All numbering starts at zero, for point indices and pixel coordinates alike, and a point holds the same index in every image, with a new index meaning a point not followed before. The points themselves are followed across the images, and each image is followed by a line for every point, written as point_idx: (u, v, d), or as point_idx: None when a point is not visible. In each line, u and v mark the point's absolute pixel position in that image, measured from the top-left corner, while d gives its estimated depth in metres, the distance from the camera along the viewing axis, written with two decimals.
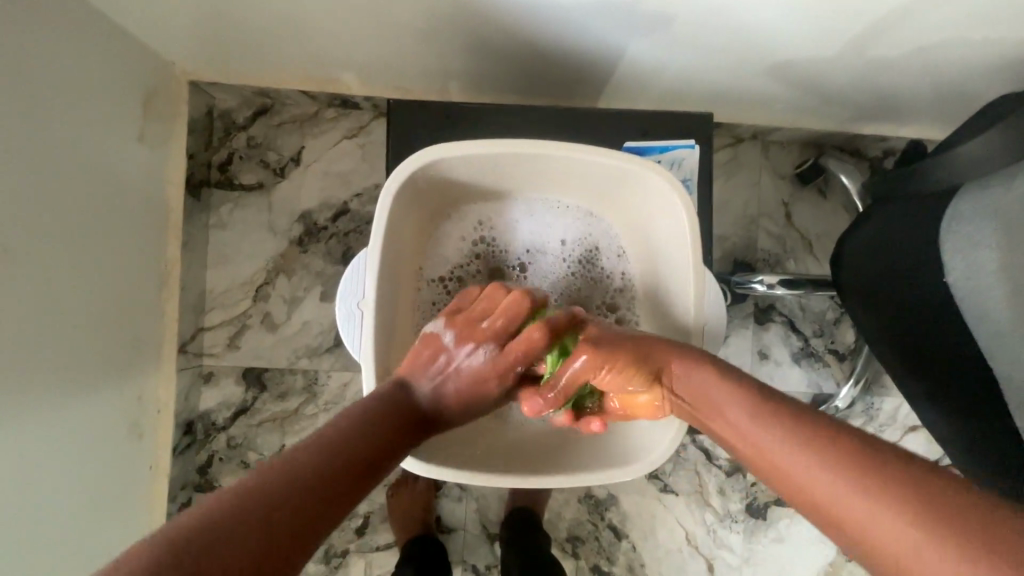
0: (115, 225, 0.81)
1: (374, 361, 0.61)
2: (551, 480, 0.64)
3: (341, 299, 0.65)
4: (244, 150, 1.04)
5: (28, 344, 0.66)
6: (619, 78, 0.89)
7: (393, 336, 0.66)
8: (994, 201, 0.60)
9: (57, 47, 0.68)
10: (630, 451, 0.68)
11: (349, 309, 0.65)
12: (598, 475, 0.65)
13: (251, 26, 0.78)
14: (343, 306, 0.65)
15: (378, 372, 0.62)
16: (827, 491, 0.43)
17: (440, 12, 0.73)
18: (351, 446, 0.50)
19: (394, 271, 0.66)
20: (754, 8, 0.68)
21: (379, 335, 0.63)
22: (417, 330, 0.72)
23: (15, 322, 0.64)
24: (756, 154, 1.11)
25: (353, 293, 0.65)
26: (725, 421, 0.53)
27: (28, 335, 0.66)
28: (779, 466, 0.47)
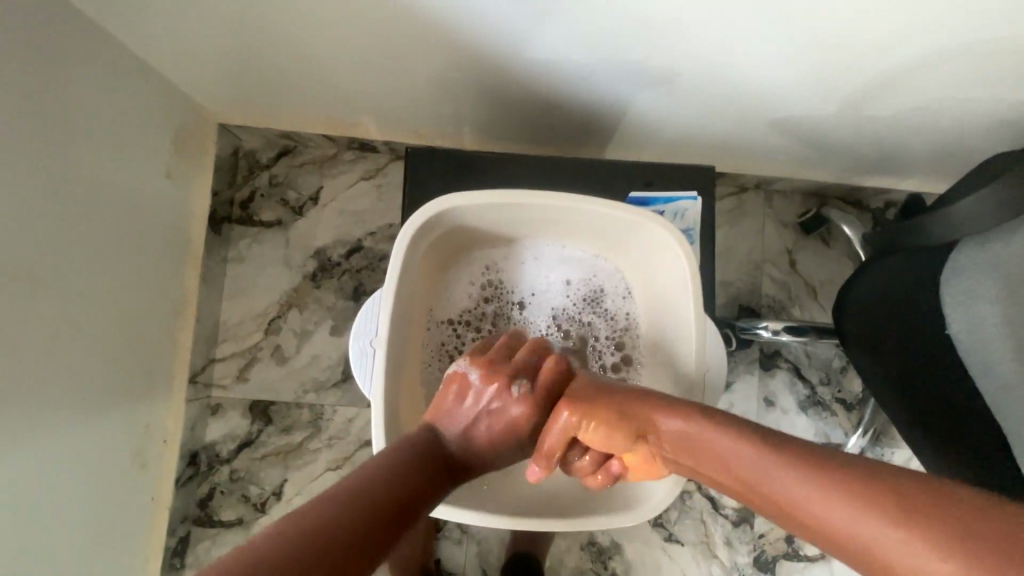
0: (137, 255, 0.85)
1: (384, 401, 0.62)
2: (556, 525, 0.63)
3: (356, 338, 0.67)
4: (266, 188, 1.08)
5: (35, 366, 0.67)
6: (625, 129, 0.93)
7: (403, 374, 0.67)
8: (994, 258, 0.63)
9: (92, 84, 0.72)
10: (630, 495, 0.68)
11: (362, 347, 0.67)
12: (601, 520, 0.64)
13: (278, 72, 0.83)
14: (357, 344, 0.67)
15: (388, 414, 0.63)
16: (868, 536, 0.40)
17: (457, 63, 0.77)
18: (369, 499, 0.45)
19: (407, 310, 0.68)
20: (750, 64, 0.72)
21: (390, 373, 0.64)
22: (426, 367, 0.73)
23: (24, 343, 0.65)
24: (760, 203, 1.14)
25: (365, 332, 0.67)
26: (734, 467, 0.50)
27: (35, 358, 0.67)
28: (804, 511, 0.44)
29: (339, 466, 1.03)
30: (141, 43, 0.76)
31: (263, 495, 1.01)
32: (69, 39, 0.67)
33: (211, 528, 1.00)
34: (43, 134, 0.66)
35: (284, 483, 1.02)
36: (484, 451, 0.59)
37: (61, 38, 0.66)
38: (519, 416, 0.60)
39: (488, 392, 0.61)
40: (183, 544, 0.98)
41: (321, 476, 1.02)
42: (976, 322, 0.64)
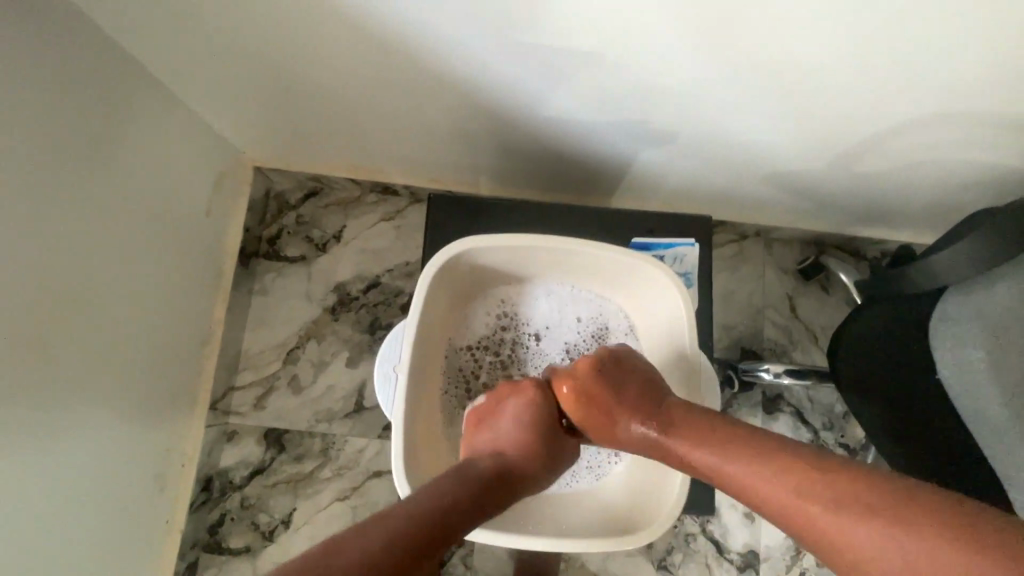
0: (173, 284, 0.91)
1: (403, 421, 0.66)
2: (561, 545, 0.65)
3: (379, 363, 0.72)
4: (293, 227, 1.15)
5: (73, 383, 0.72)
6: (630, 179, 0.99)
7: (421, 398, 0.71)
8: (978, 306, 0.68)
9: (150, 132, 0.81)
10: (635, 522, 0.70)
11: (385, 372, 0.72)
12: (607, 542, 0.65)
13: (314, 120, 0.91)
14: (380, 369, 0.72)
15: (406, 432, 0.67)
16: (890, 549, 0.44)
17: (475, 116, 0.85)
18: (409, 524, 0.46)
19: (428, 340, 0.73)
20: (744, 122, 0.79)
21: (410, 396, 0.68)
22: (441, 393, 0.77)
23: (66, 362, 0.71)
24: (761, 251, 1.18)
25: (389, 358, 0.72)
26: (760, 487, 0.53)
27: (73, 376, 0.72)
28: (835, 529, 0.47)
29: (347, 496, 1.05)
30: (193, 91, 0.85)
31: (272, 523, 1.03)
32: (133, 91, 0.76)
33: (220, 555, 1.01)
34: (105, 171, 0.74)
35: (293, 512, 1.04)
36: (520, 463, 0.61)
37: (127, 90, 0.75)
38: (531, 420, 0.66)
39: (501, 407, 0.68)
40: (190, 570, 1.00)
41: (329, 506, 1.04)
42: (969, 360, 0.68)
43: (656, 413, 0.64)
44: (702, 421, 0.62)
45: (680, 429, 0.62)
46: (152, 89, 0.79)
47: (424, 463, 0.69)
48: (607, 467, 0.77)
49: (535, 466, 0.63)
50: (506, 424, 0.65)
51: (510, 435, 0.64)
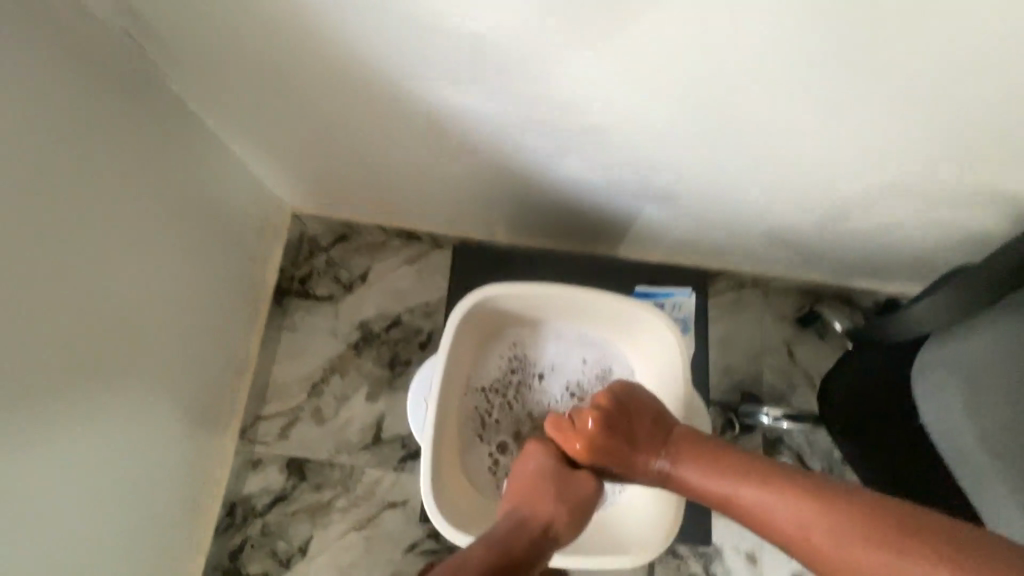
0: (217, 319, 1.00)
1: (431, 442, 0.74)
2: (564, 560, 0.73)
3: (413, 390, 0.83)
4: (322, 267, 1.23)
5: (129, 405, 0.80)
6: (635, 231, 1.08)
7: (445, 426, 0.79)
8: (954, 356, 0.74)
9: (209, 183, 0.91)
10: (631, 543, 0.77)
11: (417, 398, 0.83)
12: (605, 560, 0.73)
13: (350, 172, 1.02)
14: (413, 396, 0.82)
15: (433, 452, 0.74)
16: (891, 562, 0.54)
17: (495, 173, 0.95)
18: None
19: (453, 374, 0.81)
20: (737, 183, 0.87)
21: (437, 422, 0.76)
22: (460, 424, 0.83)
23: (125, 385, 0.78)
24: (760, 299, 1.25)
25: (422, 387, 0.83)
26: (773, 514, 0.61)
27: (129, 401, 0.80)
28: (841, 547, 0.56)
29: (363, 526, 1.09)
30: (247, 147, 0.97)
31: (290, 550, 1.07)
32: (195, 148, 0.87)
33: None
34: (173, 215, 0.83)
35: (310, 540, 1.08)
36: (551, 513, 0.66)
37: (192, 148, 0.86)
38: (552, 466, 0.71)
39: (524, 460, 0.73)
40: None
41: (345, 536, 1.09)
42: (948, 409, 0.72)
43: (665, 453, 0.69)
44: (707, 452, 0.69)
45: (691, 464, 0.68)
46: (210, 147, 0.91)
47: (446, 482, 0.76)
48: (608, 497, 0.83)
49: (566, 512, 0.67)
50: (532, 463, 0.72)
51: (537, 485, 0.69)
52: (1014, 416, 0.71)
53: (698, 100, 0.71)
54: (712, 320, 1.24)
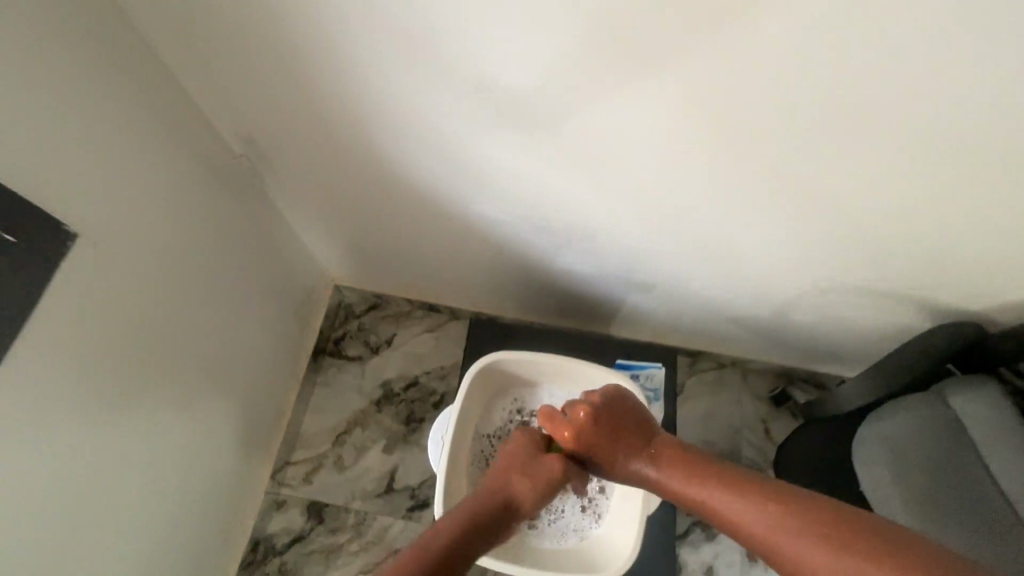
0: (264, 371, 1.18)
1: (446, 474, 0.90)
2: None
3: (435, 429, 1.00)
4: (355, 331, 1.42)
5: (189, 439, 0.96)
6: (624, 313, 1.26)
7: (457, 464, 0.94)
8: (884, 432, 0.91)
9: (276, 260, 1.13)
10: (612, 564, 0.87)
11: (437, 437, 0.99)
12: None
13: (387, 255, 1.24)
14: (434, 434, 1.00)
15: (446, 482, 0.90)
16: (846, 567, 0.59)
17: (507, 260, 1.15)
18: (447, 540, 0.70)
19: (466, 421, 0.97)
20: (704, 280, 1.06)
21: (450, 459, 0.93)
22: (470, 465, 0.97)
23: (189, 422, 0.95)
24: (738, 379, 1.39)
25: (442, 428, 1.00)
26: (747, 522, 0.68)
27: (191, 435, 0.97)
28: (800, 553, 0.63)
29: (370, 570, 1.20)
30: (308, 232, 1.19)
31: None
32: (271, 232, 1.10)
33: None
34: (247, 286, 1.05)
35: None
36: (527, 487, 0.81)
37: (269, 233, 1.09)
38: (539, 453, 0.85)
39: (517, 444, 0.86)
40: None
41: None
42: (879, 480, 0.88)
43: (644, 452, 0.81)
44: (688, 461, 0.78)
45: (670, 467, 0.78)
46: (280, 232, 1.13)
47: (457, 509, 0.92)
48: (589, 528, 0.91)
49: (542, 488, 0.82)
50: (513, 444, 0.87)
51: (522, 463, 0.83)
52: (936, 489, 0.84)
53: (659, 226, 0.92)
54: (696, 396, 1.39)
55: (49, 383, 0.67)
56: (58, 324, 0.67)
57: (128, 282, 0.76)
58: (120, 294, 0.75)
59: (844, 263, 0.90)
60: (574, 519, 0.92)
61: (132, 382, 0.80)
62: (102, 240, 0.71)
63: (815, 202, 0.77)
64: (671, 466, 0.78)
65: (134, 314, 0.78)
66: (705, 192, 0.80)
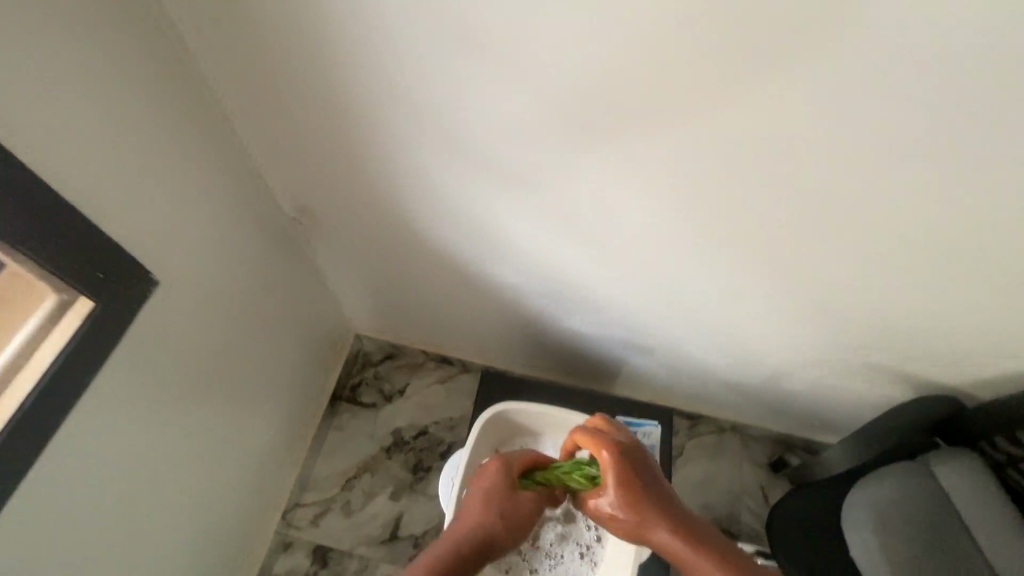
0: (288, 413, 1.25)
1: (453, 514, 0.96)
2: None
3: (445, 472, 1.07)
4: (370, 379, 1.50)
5: (219, 474, 1.03)
6: (627, 374, 1.33)
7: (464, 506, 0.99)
8: (873, 499, 0.94)
9: (308, 309, 1.24)
10: None
11: (446, 480, 1.06)
12: None
13: (410, 310, 1.34)
14: (444, 477, 1.06)
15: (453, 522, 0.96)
16: None
17: (519, 319, 1.25)
18: None
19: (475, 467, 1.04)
20: (701, 346, 1.13)
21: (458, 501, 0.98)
22: None
23: (220, 458, 1.03)
24: (737, 444, 1.44)
25: (451, 472, 1.06)
26: None
27: (221, 471, 1.04)
28: None
29: None
30: (339, 285, 1.30)
31: None
32: (307, 283, 1.21)
33: None
34: (283, 333, 1.14)
35: None
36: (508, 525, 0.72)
37: (305, 285, 1.20)
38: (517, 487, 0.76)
39: (496, 471, 0.77)
40: None
41: None
42: (867, 546, 0.90)
43: (647, 495, 0.69)
44: (690, 523, 0.69)
45: (672, 522, 0.68)
46: (315, 284, 1.24)
47: None
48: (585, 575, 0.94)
49: (520, 524, 0.74)
50: (491, 472, 0.77)
51: (502, 496, 0.74)
52: (920, 556, 0.86)
53: (653, 295, 1.02)
54: (695, 459, 1.43)
55: (128, 424, 0.76)
56: (145, 364, 0.77)
57: (194, 326, 0.86)
58: (187, 338, 0.85)
59: (831, 338, 0.98)
60: (571, 565, 0.94)
61: (184, 423, 0.89)
62: (182, 289, 0.82)
63: (797, 282, 0.87)
64: (671, 523, 0.68)
65: (194, 355, 0.87)
66: (701, 265, 0.90)
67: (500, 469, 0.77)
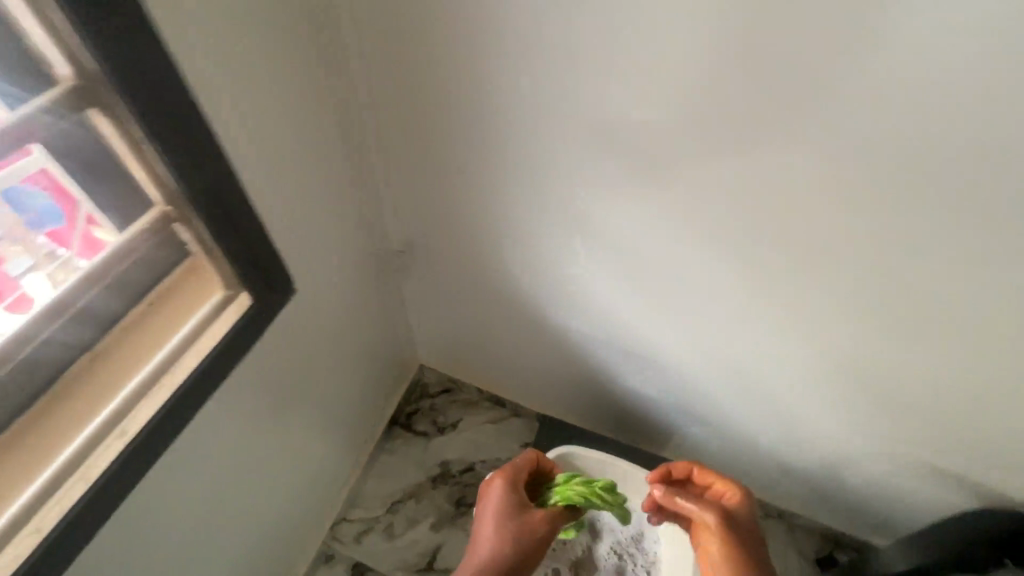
0: (352, 427, 1.34)
1: None
2: None
3: None
4: (426, 410, 1.57)
5: (289, 472, 1.12)
6: (676, 441, 1.35)
7: None
8: None
9: (387, 334, 1.34)
10: None
11: None
12: None
13: (475, 348, 1.42)
14: None
15: None
16: None
17: (580, 371, 1.31)
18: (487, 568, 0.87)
19: None
20: (756, 423, 1.16)
21: None
22: None
23: (294, 457, 1.12)
24: (783, 532, 1.40)
25: None
26: None
27: (291, 469, 1.12)
28: None
29: None
30: (416, 316, 1.41)
31: None
32: (392, 310, 1.32)
33: None
34: (364, 353, 1.25)
35: None
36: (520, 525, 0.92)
37: (390, 311, 1.31)
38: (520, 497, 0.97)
39: (503, 483, 0.97)
40: None
41: None
42: None
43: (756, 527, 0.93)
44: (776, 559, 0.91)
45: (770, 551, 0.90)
46: (398, 312, 1.35)
47: None
48: None
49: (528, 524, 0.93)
50: (497, 484, 0.98)
51: (510, 504, 0.95)
52: None
53: (714, 366, 1.07)
54: None
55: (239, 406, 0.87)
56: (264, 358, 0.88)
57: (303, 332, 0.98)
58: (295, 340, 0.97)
59: (894, 435, 1.00)
60: None
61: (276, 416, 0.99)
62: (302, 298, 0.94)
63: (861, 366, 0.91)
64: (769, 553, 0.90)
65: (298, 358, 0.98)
66: (768, 341, 0.95)
67: (511, 480, 0.98)
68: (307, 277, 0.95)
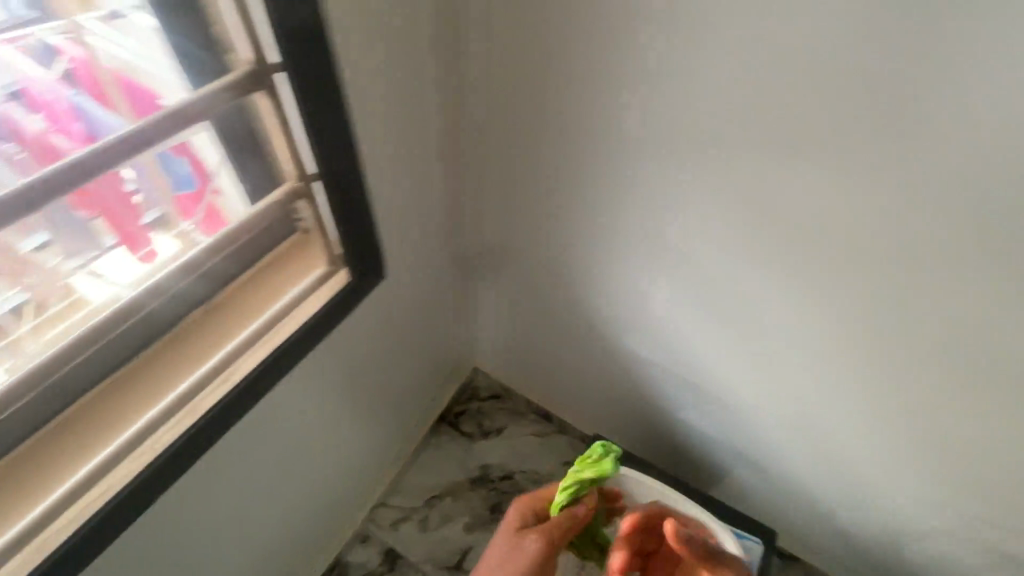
0: (405, 415, 1.39)
1: None
2: None
3: None
4: (473, 411, 1.59)
5: (345, 445, 1.18)
6: (723, 483, 1.31)
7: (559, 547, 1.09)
8: None
9: (451, 331, 1.39)
10: None
11: None
12: None
13: (532, 358, 1.44)
14: None
15: None
16: None
17: (635, 396, 1.30)
18: None
19: None
20: (814, 478, 1.11)
21: None
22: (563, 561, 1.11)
23: (352, 432, 1.17)
24: None
25: None
26: None
27: (347, 442, 1.18)
28: None
29: None
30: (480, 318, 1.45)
31: None
32: (459, 309, 1.36)
33: None
34: (428, 344, 1.30)
35: None
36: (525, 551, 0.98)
37: (457, 309, 1.36)
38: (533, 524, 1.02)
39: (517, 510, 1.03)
40: None
41: None
42: None
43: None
44: None
45: None
46: (464, 311, 1.40)
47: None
48: None
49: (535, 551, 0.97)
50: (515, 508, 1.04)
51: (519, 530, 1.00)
52: None
53: (778, 410, 1.04)
54: None
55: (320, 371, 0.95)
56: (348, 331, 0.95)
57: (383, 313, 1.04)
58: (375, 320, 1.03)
59: (965, 505, 0.95)
60: None
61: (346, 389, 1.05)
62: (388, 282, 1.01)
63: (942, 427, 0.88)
64: None
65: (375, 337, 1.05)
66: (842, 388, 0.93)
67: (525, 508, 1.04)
68: (395, 263, 1.01)
